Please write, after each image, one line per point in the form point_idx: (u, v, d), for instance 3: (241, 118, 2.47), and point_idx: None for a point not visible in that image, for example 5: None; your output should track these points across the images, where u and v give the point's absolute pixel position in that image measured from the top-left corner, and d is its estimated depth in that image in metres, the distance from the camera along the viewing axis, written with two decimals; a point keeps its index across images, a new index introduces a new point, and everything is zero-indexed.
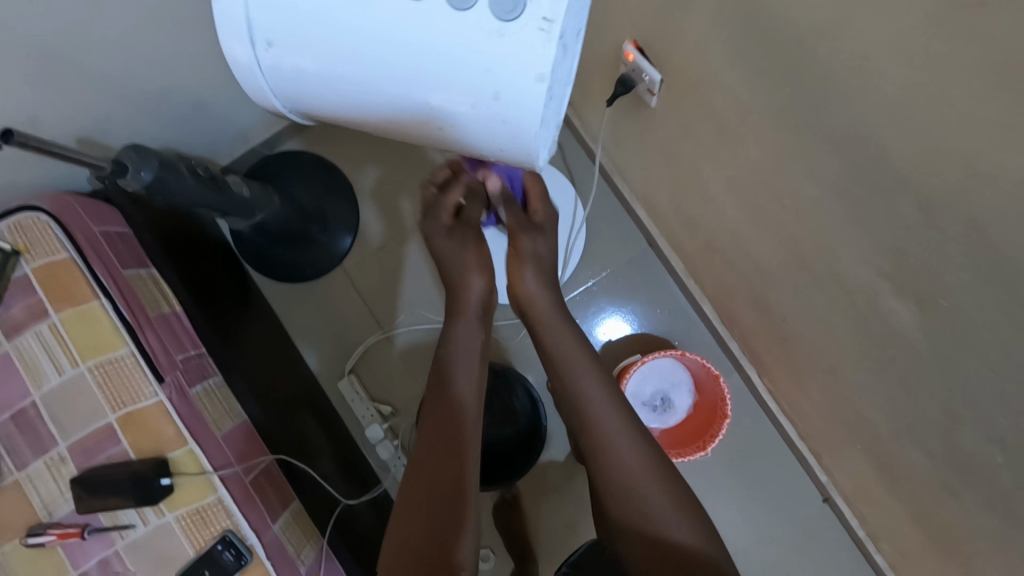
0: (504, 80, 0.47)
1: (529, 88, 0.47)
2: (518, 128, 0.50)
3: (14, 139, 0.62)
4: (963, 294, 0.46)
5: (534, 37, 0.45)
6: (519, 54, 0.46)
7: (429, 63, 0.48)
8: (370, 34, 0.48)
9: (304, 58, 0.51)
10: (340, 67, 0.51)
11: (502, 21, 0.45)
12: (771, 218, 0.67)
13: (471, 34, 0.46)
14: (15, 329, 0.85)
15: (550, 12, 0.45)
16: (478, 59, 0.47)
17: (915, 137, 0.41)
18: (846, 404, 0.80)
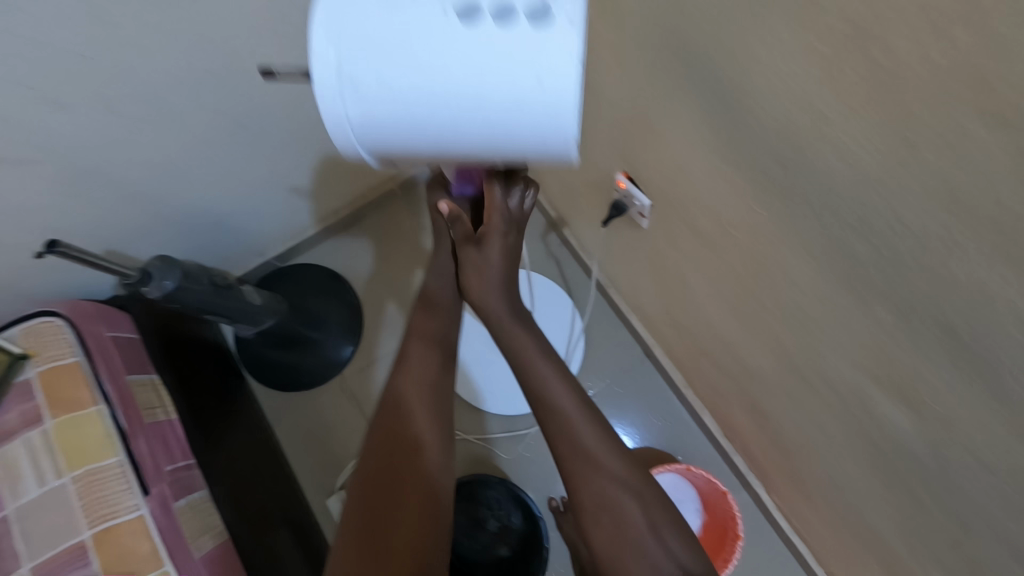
0: (553, 76, 0.43)
1: (571, 86, 0.43)
2: (569, 118, 0.44)
3: (57, 249, 0.67)
4: (948, 395, 0.48)
5: (565, 35, 0.42)
6: (561, 51, 0.42)
7: (484, 68, 0.43)
8: (424, 46, 0.43)
9: (366, 88, 0.45)
10: (389, 75, 0.44)
11: (539, 26, 0.42)
12: (759, 326, 0.71)
13: (517, 35, 0.43)
14: (4, 435, 0.83)
15: (573, 14, 0.43)
16: (521, 60, 0.43)
17: (879, 253, 0.45)
18: (859, 518, 0.77)
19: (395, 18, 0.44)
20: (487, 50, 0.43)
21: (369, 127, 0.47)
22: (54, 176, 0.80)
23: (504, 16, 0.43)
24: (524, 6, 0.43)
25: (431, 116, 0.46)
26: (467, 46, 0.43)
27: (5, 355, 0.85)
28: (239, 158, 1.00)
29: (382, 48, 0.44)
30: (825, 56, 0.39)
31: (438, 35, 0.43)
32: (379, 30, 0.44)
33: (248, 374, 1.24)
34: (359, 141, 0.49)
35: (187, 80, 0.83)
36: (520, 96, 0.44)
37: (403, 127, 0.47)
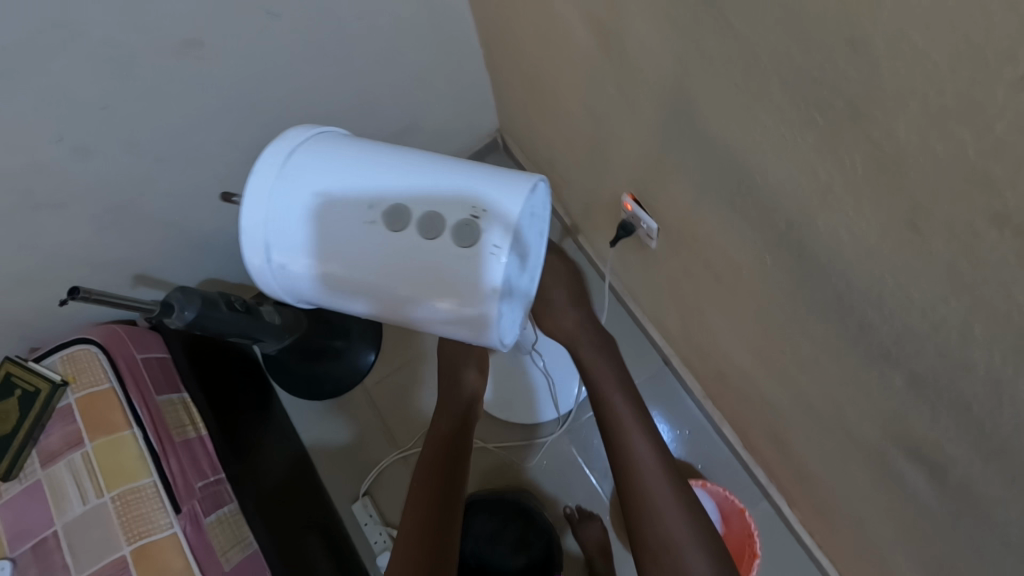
0: (473, 290, 0.54)
1: (488, 299, 0.55)
2: (488, 320, 0.56)
3: (78, 294, 0.71)
4: (965, 467, 0.45)
5: (490, 260, 0.53)
6: (480, 271, 0.54)
7: (409, 271, 0.56)
8: (353, 244, 0.56)
9: (294, 263, 0.59)
10: (320, 260, 0.58)
11: (465, 248, 0.54)
12: (774, 361, 0.68)
13: (439, 251, 0.54)
14: (51, 457, 0.89)
15: (499, 241, 0.53)
16: (442, 270, 0.55)
17: (890, 323, 0.42)
18: (880, 553, 0.75)
19: (330, 216, 0.56)
20: (410, 255, 0.55)
21: (298, 286, 0.61)
22: (76, 213, 0.84)
23: (429, 231, 0.55)
24: (449, 226, 0.55)
25: (354, 294, 0.59)
26: (397, 252, 0.55)
27: (47, 383, 0.91)
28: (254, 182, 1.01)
29: (314, 238, 0.57)
30: (824, 130, 0.36)
31: (365, 234, 0.56)
32: (317, 224, 0.57)
33: (276, 383, 1.30)
34: (282, 292, 0.63)
35: (192, 112, 0.84)
36: (440, 299, 0.56)
37: (332, 294, 0.60)
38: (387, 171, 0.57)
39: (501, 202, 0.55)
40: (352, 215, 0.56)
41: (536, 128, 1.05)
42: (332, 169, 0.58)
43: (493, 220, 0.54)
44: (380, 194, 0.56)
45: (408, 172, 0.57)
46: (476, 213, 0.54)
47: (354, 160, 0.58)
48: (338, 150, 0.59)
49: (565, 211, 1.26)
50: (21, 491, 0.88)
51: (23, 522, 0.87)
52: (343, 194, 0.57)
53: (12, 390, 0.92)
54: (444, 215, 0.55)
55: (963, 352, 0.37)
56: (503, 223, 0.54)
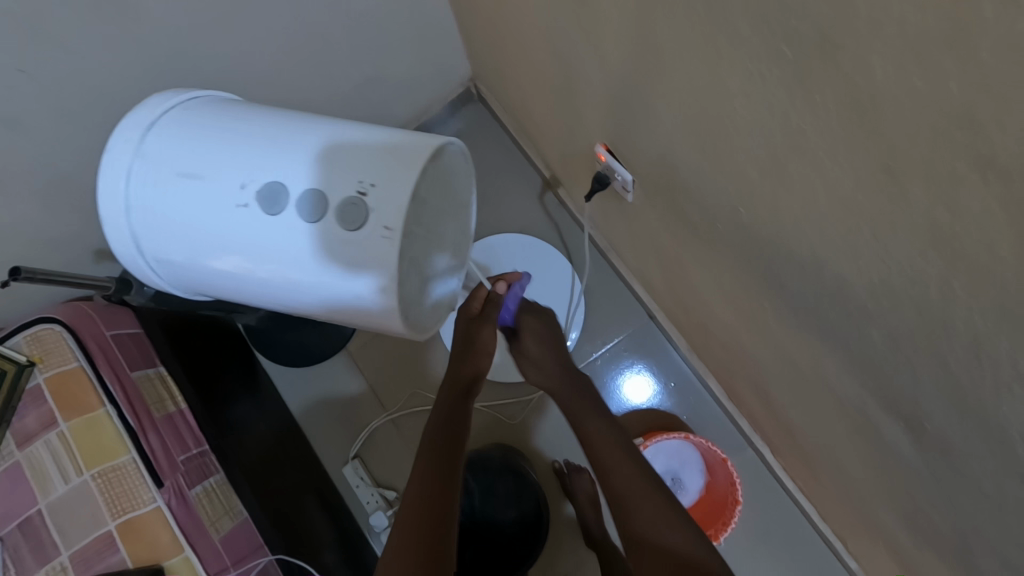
0: (363, 271, 0.56)
1: (377, 280, 0.56)
2: (380, 299, 0.58)
3: (21, 275, 0.67)
4: (944, 424, 0.43)
5: (378, 240, 0.55)
6: (369, 251, 0.55)
7: (294, 253, 0.57)
8: (229, 226, 0.57)
9: (174, 249, 0.60)
10: (200, 245, 0.59)
11: (350, 229, 0.55)
12: (753, 315, 0.66)
13: (322, 231, 0.56)
14: (27, 438, 0.88)
15: (386, 221, 0.54)
16: (327, 251, 0.56)
17: (866, 278, 0.39)
18: (859, 499, 0.75)
19: (206, 199, 0.57)
20: (292, 237, 0.56)
21: (184, 272, 0.62)
22: (15, 188, 0.79)
23: (311, 212, 0.56)
24: (332, 206, 0.56)
25: (242, 277, 0.60)
26: (282, 234, 0.57)
27: (11, 364, 0.88)
28: None
29: (190, 222, 0.58)
30: (793, 66, 0.32)
31: (242, 216, 0.57)
32: (189, 204, 0.57)
33: (261, 353, 1.29)
34: (165, 275, 0.64)
35: (126, 71, 0.77)
36: (331, 277, 0.58)
37: (219, 278, 0.62)
38: (262, 150, 0.57)
39: (384, 179, 0.55)
40: (223, 194, 0.57)
41: (507, 74, 0.98)
42: (203, 150, 0.58)
43: (378, 199, 0.55)
44: (254, 173, 0.57)
45: (285, 149, 0.57)
46: (360, 191, 0.55)
47: (227, 139, 0.58)
48: (209, 129, 0.59)
49: (544, 163, 1.21)
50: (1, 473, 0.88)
51: (6, 503, 0.87)
52: (211, 173, 0.57)
53: None
54: (326, 194, 0.56)
55: (941, 308, 0.34)
56: (387, 202, 0.55)
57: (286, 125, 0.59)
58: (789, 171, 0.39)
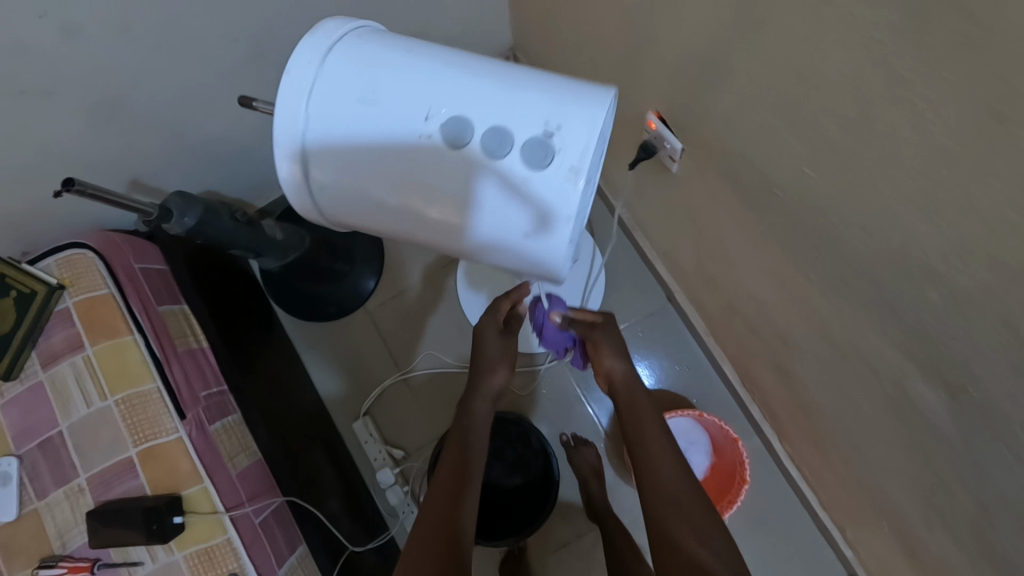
0: (543, 213, 0.52)
1: (555, 222, 0.53)
2: (554, 246, 0.54)
3: (74, 187, 0.67)
4: (990, 388, 0.45)
5: (563, 182, 0.52)
6: (553, 194, 0.52)
7: (475, 194, 0.53)
8: (410, 156, 0.54)
9: (342, 180, 0.56)
10: (373, 177, 0.55)
11: (537, 169, 0.52)
12: (793, 289, 0.67)
13: (509, 171, 0.52)
14: (51, 359, 0.89)
15: (574, 162, 0.51)
16: (512, 192, 0.52)
17: (939, 232, 0.40)
18: (870, 480, 0.77)
19: (388, 127, 0.54)
20: (475, 174, 0.53)
21: (348, 208, 0.58)
22: (66, 102, 0.78)
23: (500, 150, 0.52)
24: (518, 143, 0.52)
25: (397, 213, 0.56)
26: (466, 170, 0.53)
27: (42, 286, 0.88)
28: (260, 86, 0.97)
29: (364, 149, 0.54)
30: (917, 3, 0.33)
31: (424, 147, 0.53)
32: (368, 132, 0.54)
33: (275, 302, 1.27)
34: (324, 213, 0.60)
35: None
36: (507, 222, 0.54)
37: (383, 216, 0.57)
38: (453, 79, 0.54)
39: (573, 124, 0.52)
40: (407, 126, 0.54)
41: (556, 43, 0.99)
42: (390, 75, 0.55)
43: (567, 139, 0.52)
44: (439, 104, 0.54)
45: (475, 85, 0.54)
46: (546, 132, 0.52)
47: (413, 67, 0.55)
48: (387, 54, 0.56)
49: None
50: (24, 391, 0.89)
51: (26, 422, 0.88)
52: (394, 99, 0.54)
53: (6, 291, 0.89)
54: (512, 132, 0.53)
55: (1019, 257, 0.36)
56: (580, 146, 0.52)
57: (464, 60, 0.56)
58: (874, 121, 0.41)
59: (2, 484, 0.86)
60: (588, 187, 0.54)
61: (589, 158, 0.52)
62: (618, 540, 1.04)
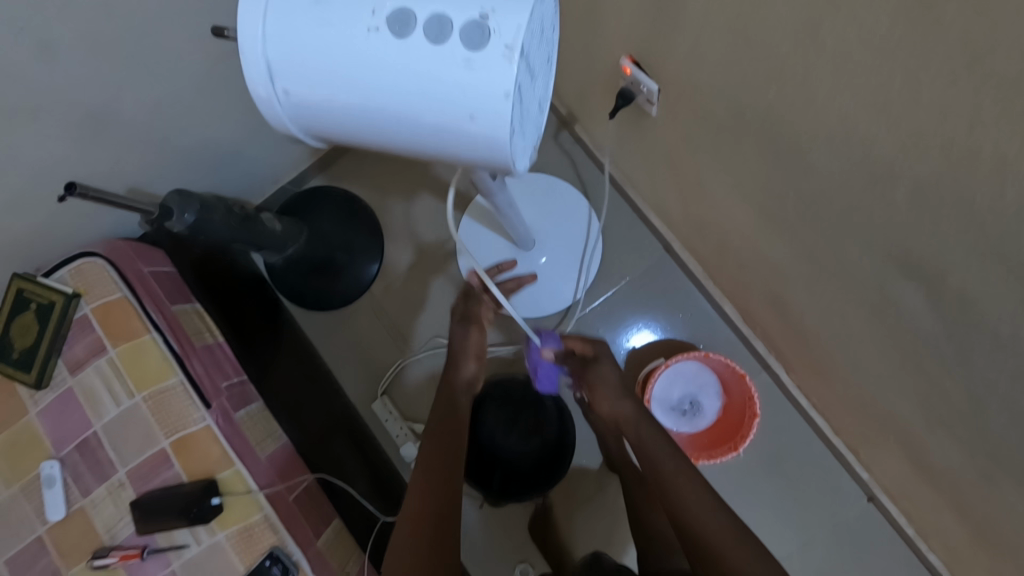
0: (481, 98, 0.45)
1: (498, 108, 0.46)
2: (498, 135, 0.47)
3: (76, 191, 0.70)
4: (962, 274, 0.47)
5: (498, 63, 0.44)
6: (489, 79, 0.45)
7: (425, 92, 0.46)
8: (354, 57, 0.46)
9: (301, 95, 0.49)
10: (323, 85, 0.48)
11: (473, 49, 0.45)
12: (777, 214, 0.69)
13: (448, 60, 0.45)
14: (78, 365, 0.93)
15: (511, 39, 0.44)
16: (452, 80, 0.45)
17: (895, 128, 0.42)
18: (873, 395, 0.80)
19: (329, 27, 0.46)
20: (419, 68, 0.46)
21: (320, 126, 0.52)
22: (51, 120, 0.79)
23: (440, 34, 0.45)
24: (459, 26, 0.45)
25: (357, 119, 0.50)
26: (409, 65, 0.46)
27: (59, 296, 0.92)
28: (240, 80, 0.99)
29: (308, 55, 0.47)
30: None
31: (368, 44, 0.46)
32: (308, 35, 0.46)
33: (281, 296, 1.27)
34: (291, 126, 0.53)
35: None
36: (457, 121, 0.47)
37: (347, 127, 0.51)
38: None
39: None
40: (346, 21, 0.46)
41: None
42: None
43: (506, 18, 0.44)
44: None
45: None
46: (482, 14, 0.45)
47: None
48: None
49: (560, 100, 1.22)
50: (56, 398, 0.93)
51: (62, 426, 0.92)
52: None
53: (27, 305, 0.93)
54: (449, 16, 0.45)
55: (969, 138, 0.38)
56: (518, 20, 0.44)
57: None
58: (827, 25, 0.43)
59: (47, 486, 0.90)
60: (529, 70, 0.47)
61: (528, 34, 0.45)
62: (636, 491, 1.05)
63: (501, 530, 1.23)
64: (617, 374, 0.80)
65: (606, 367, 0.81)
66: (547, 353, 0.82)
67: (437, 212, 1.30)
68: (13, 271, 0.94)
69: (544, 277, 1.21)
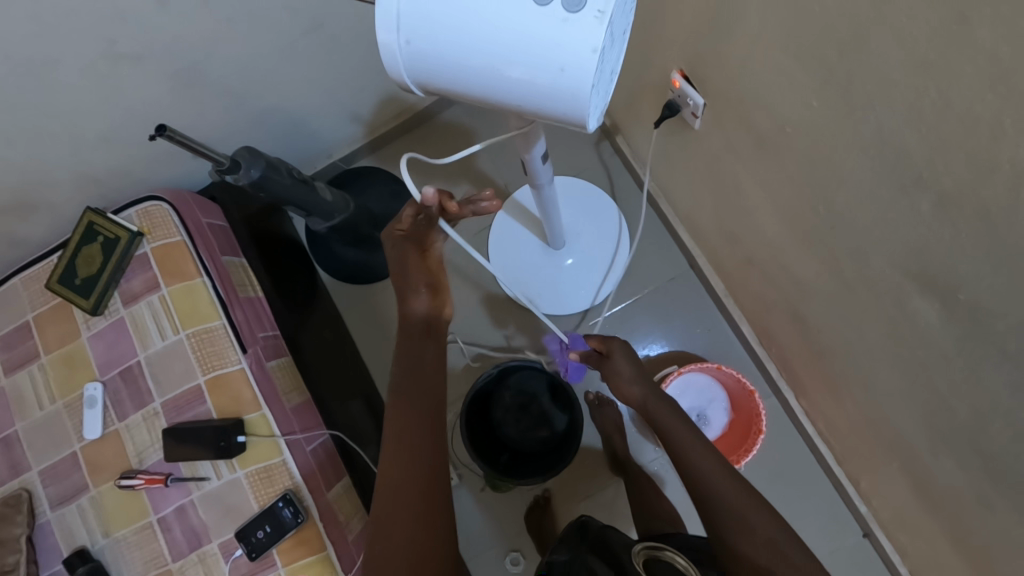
0: (572, 53, 0.48)
1: (586, 65, 0.48)
2: (580, 89, 0.50)
3: (165, 133, 0.78)
4: (976, 286, 0.51)
5: (590, 25, 0.47)
6: (580, 38, 0.48)
7: (528, 46, 0.49)
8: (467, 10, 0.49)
9: (418, 43, 0.51)
10: (439, 33, 0.50)
11: (570, 10, 0.47)
12: (805, 228, 0.73)
13: (548, 19, 0.48)
14: (132, 298, 1.00)
15: (604, 5, 0.47)
16: (548, 36, 0.48)
17: (924, 141, 0.47)
18: (880, 418, 0.82)
19: None
20: (525, 27, 0.48)
21: (426, 77, 0.54)
22: (151, 66, 0.88)
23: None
24: None
25: (462, 70, 0.52)
26: (517, 22, 0.48)
27: (125, 232, 0.99)
28: (317, 56, 1.06)
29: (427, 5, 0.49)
30: None
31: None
32: None
33: (320, 267, 1.34)
34: (402, 78, 0.55)
35: None
36: (555, 75, 0.50)
37: (453, 77, 0.53)
38: None
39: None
40: None
41: None
42: None
43: None
44: None
45: None
46: None
47: None
48: None
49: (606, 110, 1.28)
50: (107, 326, 1.00)
51: (109, 352, 0.99)
52: None
53: (95, 237, 1.01)
54: None
55: (990, 151, 0.42)
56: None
57: None
58: (871, 44, 0.48)
59: (89, 406, 0.97)
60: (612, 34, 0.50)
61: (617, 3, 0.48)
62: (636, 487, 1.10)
63: (499, 516, 1.26)
64: (632, 366, 0.81)
65: (619, 361, 0.82)
66: (570, 341, 0.82)
67: None
68: (86, 205, 1.02)
69: (571, 275, 1.25)
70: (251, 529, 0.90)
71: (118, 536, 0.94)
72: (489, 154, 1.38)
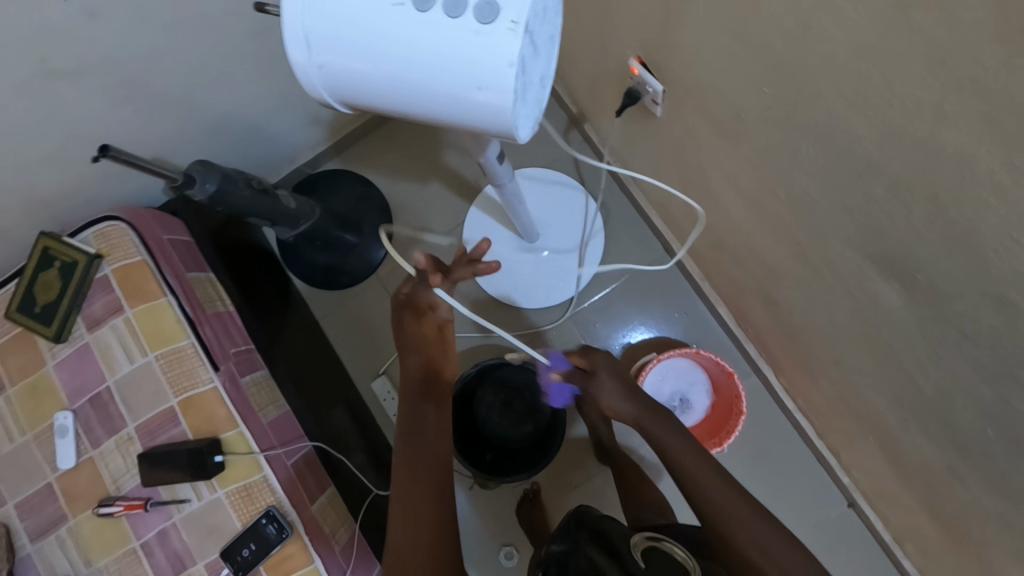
0: (488, 67, 0.46)
1: (504, 80, 0.47)
2: (502, 103, 0.49)
3: (109, 153, 0.75)
4: (933, 268, 0.50)
5: (505, 37, 0.45)
6: (493, 50, 0.46)
7: (445, 63, 0.47)
8: (379, 26, 0.47)
9: (335, 64, 0.50)
10: (353, 54, 0.49)
11: (482, 22, 0.45)
12: (770, 213, 0.72)
13: (460, 35, 0.46)
14: (95, 322, 0.97)
15: (517, 14, 0.45)
16: (461, 52, 0.46)
17: (874, 126, 0.47)
18: (853, 393, 0.83)
19: None
20: (439, 43, 0.46)
21: (348, 95, 0.53)
22: (92, 81, 0.85)
23: (455, 7, 0.46)
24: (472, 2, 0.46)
25: (383, 87, 0.51)
26: (430, 37, 0.46)
27: (82, 255, 0.96)
28: (267, 59, 1.03)
29: (338, 24, 0.48)
30: None
31: (392, 17, 0.47)
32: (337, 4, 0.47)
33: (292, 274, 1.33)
34: (326, 96, 0.54)
35: None
36: (477, 91, 0.48)
37: (375, 93, 0.52)
38: None
39: None
40: None
41: None
42: None
43: None
44: None
45: None
46: None
47: None
48: None
49: (571, 98, 1.26)
50: (73, 352, 0.97)
51: (76, 379, 0.97)
52: None
53: (52, 262, 0.98)
54: None
55: (934, 135, 0.42)
56: None
57: None
58: (814, 28, 0.47)
59: (60, 435, 0.94)
60: (533, 44, 0.48)
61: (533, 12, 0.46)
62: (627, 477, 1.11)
63: (490, 512, 1.26)
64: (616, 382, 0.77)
65: (605, 378, 0.77)
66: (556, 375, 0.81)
67: (448, 201, 1.34)
68: (40, 229, 0.99)
69: (546, 269, 1.24)
70: (235, 548, 0.89)
71: (102, 564, 0.92)
72: (458, 150, 1.36)
